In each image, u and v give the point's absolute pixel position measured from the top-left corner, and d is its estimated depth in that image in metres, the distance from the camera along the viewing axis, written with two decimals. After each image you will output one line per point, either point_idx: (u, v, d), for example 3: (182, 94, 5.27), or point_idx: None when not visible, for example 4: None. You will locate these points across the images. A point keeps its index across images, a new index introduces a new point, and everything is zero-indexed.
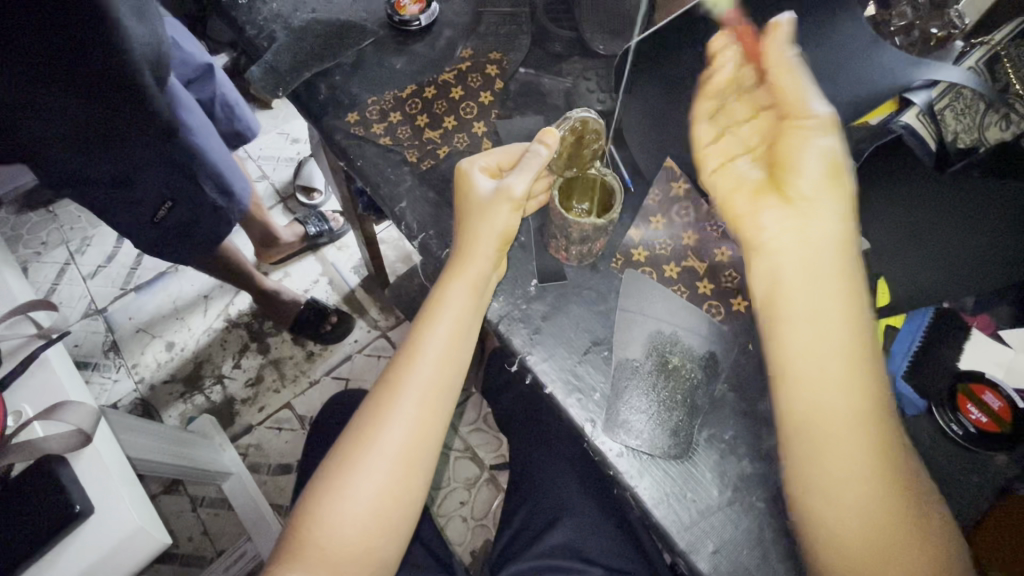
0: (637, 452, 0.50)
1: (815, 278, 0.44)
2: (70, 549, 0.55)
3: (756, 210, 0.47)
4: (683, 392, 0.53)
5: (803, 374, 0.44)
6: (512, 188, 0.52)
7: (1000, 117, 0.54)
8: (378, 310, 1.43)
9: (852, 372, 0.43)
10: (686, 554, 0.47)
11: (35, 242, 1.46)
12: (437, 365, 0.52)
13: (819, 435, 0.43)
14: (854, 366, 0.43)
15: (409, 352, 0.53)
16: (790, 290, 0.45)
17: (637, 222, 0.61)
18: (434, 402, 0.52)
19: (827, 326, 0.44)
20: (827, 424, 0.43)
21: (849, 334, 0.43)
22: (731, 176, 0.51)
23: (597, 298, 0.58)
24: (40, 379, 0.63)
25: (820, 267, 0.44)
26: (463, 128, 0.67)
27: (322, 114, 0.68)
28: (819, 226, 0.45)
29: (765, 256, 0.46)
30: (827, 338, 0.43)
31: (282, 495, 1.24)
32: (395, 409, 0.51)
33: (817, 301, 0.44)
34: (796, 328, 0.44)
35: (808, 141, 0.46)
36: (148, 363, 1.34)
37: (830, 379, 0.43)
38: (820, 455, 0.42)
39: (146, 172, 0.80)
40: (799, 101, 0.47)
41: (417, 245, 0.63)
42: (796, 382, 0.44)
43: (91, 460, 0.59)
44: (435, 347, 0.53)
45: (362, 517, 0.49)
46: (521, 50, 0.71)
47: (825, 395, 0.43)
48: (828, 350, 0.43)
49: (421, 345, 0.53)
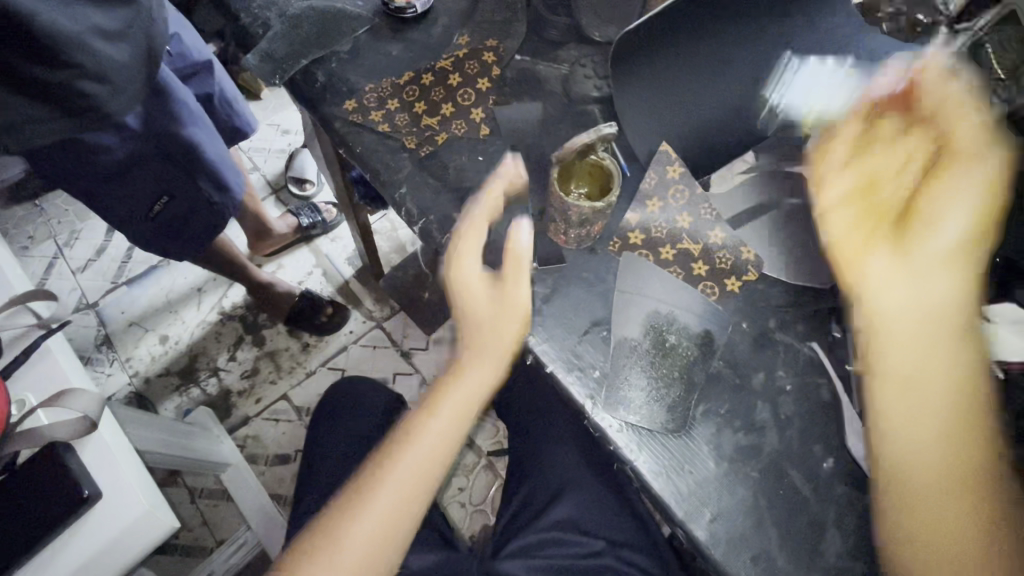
0: (636, 427, 0.52)
1: (924, 340, 0.45)
2: (79, 533, 0.56)
3: (864, 256, 0.48)
4: (681, 369, 0.55)
5: (929, 399, 0.44)
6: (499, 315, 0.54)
7: None
8: (373, 301, 1.42)
9: (965, 393, 0.44)
10: (685, 523, 0.49)
11: (23, 237, 1.45)
12: (430, 457, 0.54)
13: (925, 482, 0.44)
14: (967, 389, 0.44)
15: (417, 417, 0.56)
16: (918, 317, 0.45)
17: (635, 205, 0.60)
18: (433, 465, 0.54)
19: (931, 379, 0.44)
20: (915, 461, 0.44)
21: (948, 387, 0.44)
22: (850, 215, 0.50)
23: (595, 279, 0.59)
24: (43, 367, 0.63)
25: (931, 330, 0.45)
26: (461, 114, 0.68)
27: (320, 102, 0.68)
28: (934, 288, 0.45)
29: (868, 311, 0.47)
30: (939, 393, 0.44)
31: (282, 485, 1.25)
32: (398, 467, 0.53)
33: (941, 332, 0.45)
34: (918, 362, 0.45)
35: (959, 192, 0.45)
36: (142, 357, 1.34)
37: (926, 443, 0.44)
38: (924, 492, 0.43)
39: (141, 166, 0.83)
40: (964, 143, 0.47)
41: (417, 231, 0.63)
42: (888, 436, 0.45)
43: (94, 446, 0.59)
44: (439, 426, 0.55)
45: (349, 565, 0.51)
46: (517, 38, 0.72)
47: (947, 415, 0.44)
48: (947, 379, 0.44)
49: (432, 414, 0.55)
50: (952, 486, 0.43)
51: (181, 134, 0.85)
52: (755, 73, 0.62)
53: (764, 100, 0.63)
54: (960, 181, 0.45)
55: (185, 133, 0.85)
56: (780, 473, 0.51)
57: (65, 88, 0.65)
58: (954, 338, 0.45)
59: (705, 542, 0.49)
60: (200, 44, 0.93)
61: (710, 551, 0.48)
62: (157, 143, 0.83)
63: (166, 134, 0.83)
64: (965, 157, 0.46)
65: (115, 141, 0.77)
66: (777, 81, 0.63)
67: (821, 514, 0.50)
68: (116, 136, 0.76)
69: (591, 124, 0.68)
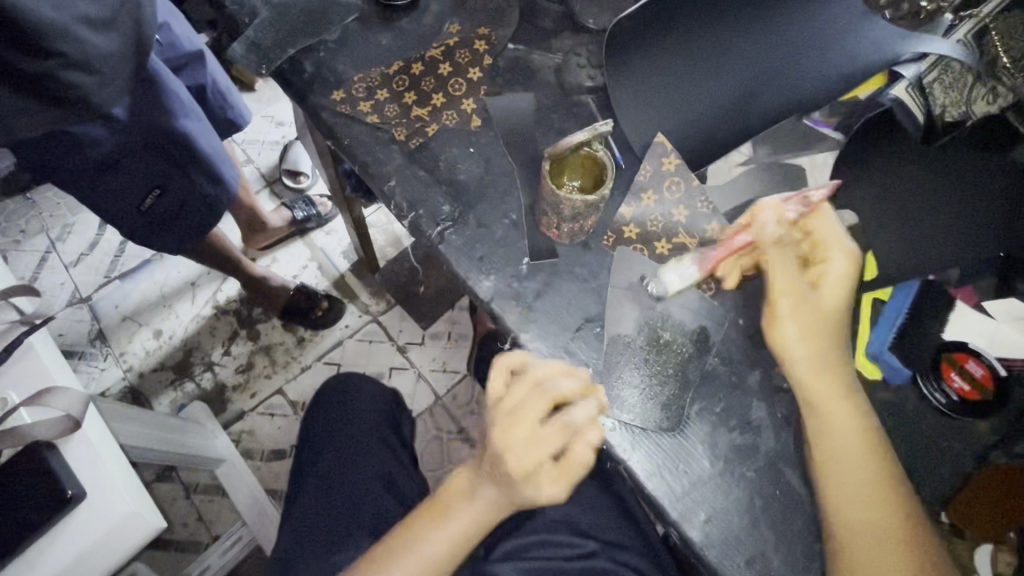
0: (630, 426, 0.51)
1: (835, 416, 0.48)
2: (65, 534, 0.55)
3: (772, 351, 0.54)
4: (676, 366, 0.54)
5: (839, 470, 0.47)
6: (539, 482, 0.49)
7: (986, 91, 0.56)
8: (369, 294, 1.41)
9: (870, 457, 0.47)
10: (679, 523, 0.48)
11: (14, 230, 1.43)
12: (426, 564, 0.53)
13: (872, 533, 0.45)
14: (874, 452, 0.47)
15: (430, 514, 0.56)
16: (815, 398, 0.48)
17: (629, 197, 0.59)
18: (462, 542, 0.55)
19: (852, 437, 0.47)
20: (859, 496, 0.46)
21: (869, 455, 0.47)
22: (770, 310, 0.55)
23: (588, 274, 0.57)
24: (26, 364, 0.61)
25: (834, 412, 0.48)
26: (452, 105, 0.66)
27: (308, 92, 0.66)
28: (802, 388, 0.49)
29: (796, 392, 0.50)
30: (854, 449, 0.47)
31: (277, 480, 1.25)
32: (432, 535, 0.54)
33: (833, 407, 0.48)
34: (825, 435, 0.48)
35: (778, 328, 0.49)
36: (135, 352, 1.32)
37: (863, 501, 0.46)
38: (871, 551, 0.44)
39: (131, 158, 0.81)
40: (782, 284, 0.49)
41: (407, 224, 0.62)
42: (827, 494, 0.47)
43: (80, 445, 0.58)
44: (442, 536, 0.54)
45: None
46: (509, 26, 0.70)
47: (862, 478, 0.46)
48: (852, 446, 0.47)
49: (443, 520, 0.55)
50: (892, 545, 0.44)
51: (173, 124, 0.82)
52: (758, 66, 0.59)
53: (762, 93, 0.59)
54: (782, 318, 0.49)
55: (177, 124, 0.83)
56: (776, 472, 0.50)
57: (49, 79, 0.63)
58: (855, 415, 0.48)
59: (700, 544, 0.48)
60: (190, 35, 0.91)
61: (704, 552, 0.48)
62: (148, 133, 0.81)
63: (157, 126, 0.81)
64: (774, 308, 0.49)
65: (102, 133, 0.75)
66: (777, 73, 0.59)
67: (818, 515, 0.49)
68: (104, 128, 0.75)
69: (585, 116, 0.66)
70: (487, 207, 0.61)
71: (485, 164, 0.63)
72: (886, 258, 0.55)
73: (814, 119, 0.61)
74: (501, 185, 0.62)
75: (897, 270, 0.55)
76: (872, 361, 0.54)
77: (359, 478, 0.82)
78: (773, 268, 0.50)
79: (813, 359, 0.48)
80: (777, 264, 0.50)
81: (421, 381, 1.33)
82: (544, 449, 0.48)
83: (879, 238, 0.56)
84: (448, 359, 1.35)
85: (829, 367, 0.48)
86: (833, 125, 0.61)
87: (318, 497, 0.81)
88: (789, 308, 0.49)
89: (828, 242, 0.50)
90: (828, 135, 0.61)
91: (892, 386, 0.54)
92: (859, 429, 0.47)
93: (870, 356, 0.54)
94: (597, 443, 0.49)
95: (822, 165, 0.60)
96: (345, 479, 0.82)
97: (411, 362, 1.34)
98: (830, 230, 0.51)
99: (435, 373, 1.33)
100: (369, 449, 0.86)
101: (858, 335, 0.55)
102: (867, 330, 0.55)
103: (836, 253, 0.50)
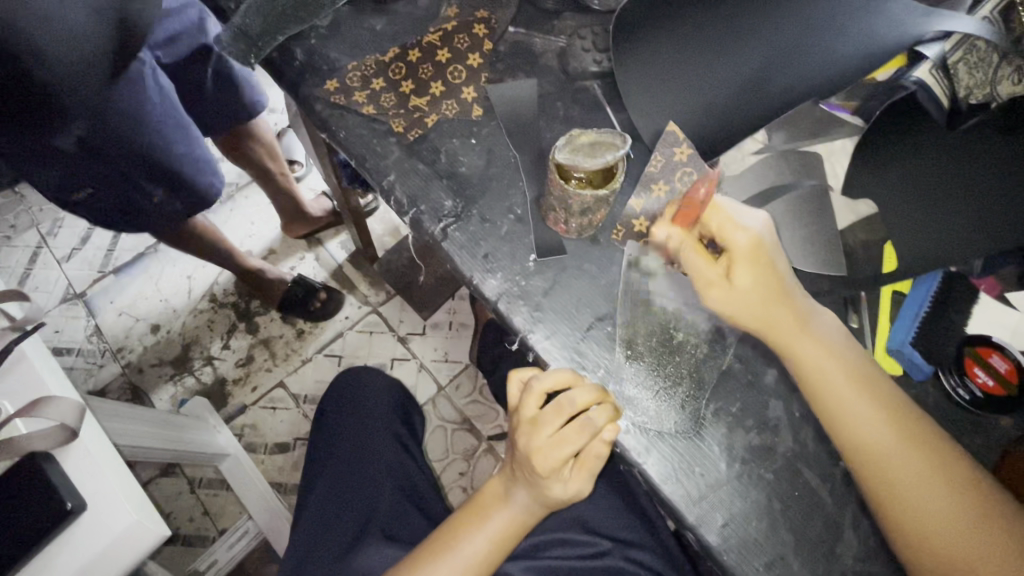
0: (646, 429, 0.50)
1: (801, 327, 0.48)
2: (70, 545, 0.54)
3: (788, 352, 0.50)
4: (689, 366, 0.52)
5: (931, 540, 0.44)
6: (565, 477, 0.52)
7: (1011, 71, 0.52)
8: (368, 285, 1.39)
9: (881, 412, 0.46)
10: (696, 527, 0.48)
11: (4, 226, 1.40)
12: (471, 563, 0.54)
13: (886, 451, 0.45)
14: (867, 389, 0.47)
15: (470, 515, 0.57)
16: (857, 460, 0.46)
17: (637, 191, 0.56)
18: (502, 541, 0.56)
19: (830, 361, 0.48)
20: (858, 419, 0.46)
21: (849, 382, 0.47)
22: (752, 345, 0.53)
23: (598, 272, 0.55)
24: (16, 374, 0.58)
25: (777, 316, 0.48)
26: (452, 93, 0.63)
27: (299, 83, 0.63)
28: (823, 363, 0.48)
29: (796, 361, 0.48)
30: (836, 368, 0.48)
31: (282, 474, 1.24)
32: (469, 537, 0.55)
33: (778, 320, 0.48)
34: (843, 415, 0.47)
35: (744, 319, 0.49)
36: (133, 347, 1.30)
37: (862, 424, 0.46)
38: (891, 467, 0.45)
39: (80, 163, 0.76)
40: (714, 290, 0.49)
41: (407, 221, 0.59)
42: (845, 428, 0.47)
43: (80, 455, 0.56)
44: (482, 538, 0.55)
45: None
46: (510, 7, 0.66)
47: (958, 543, 0.43)
48: (849, 399, 0.47)
49: (482, 522, 0.56)
50: (936, 496, 0.44)
51: (153, 134, 0.80)
52: (776, 43, 0.55)
53: (782, 72, 0.55)
54: (734, 308, 0.49)
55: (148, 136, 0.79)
56: (796, 475, 0.49)
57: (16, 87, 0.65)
58: (830, 353, 0.48)
59: (717, 548, 0.47)
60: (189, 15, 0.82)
61: (721, 556, 0.47)
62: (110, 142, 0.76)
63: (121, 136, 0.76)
64: (726, 303, 0.49)
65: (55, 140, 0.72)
66: (798, 51, 0.55)
67: (837, 514, 0.48)
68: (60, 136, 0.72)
69: (590, 104, 0.63)
70: (491, 201, 0.58)
71: (488, 156, 0.60)
72: (909, 249, 0.53)
73: (831, 103, 0.61)
74: (505, 178, 0.59)
75: (918, 265, 0.52)
76: (891, 356, 0.53)
77: (366, 476, 0.81)
78: (690, 261, 0.50)
79: (839, 399, 0.47)
80: (699, 261, 0.49)
81: (424, 371, 1.31)
82: (562, 453, 0.50)
83: (903, 227, 0.54)
84: (449, 349, 1.33)
85: (805, 343, 0.48)
86: (850, 110, 0.60)
87: (328, 497, 0.80)
88: (718, 297, 0.49)
89: (726, 230, 0.48)
90: (846, 120, 0.60)
91: (912, 382, 0.52)
92: (876, 408, 0.46)
93: (890, 351, 0.53)
94: (610, 440, 0.49)
95: (840, 151, 0.59)
96: (353, 478, 0.81)
97: (413, 352, 1.33)
98: (726, 215, 0.49)
99: (437, 363, 1.32)
100: (378, 445, 0.86)
101: (879, 333, 0.54)
102: (888, 329, 0.54)
103: (740, 232, 0.48)
